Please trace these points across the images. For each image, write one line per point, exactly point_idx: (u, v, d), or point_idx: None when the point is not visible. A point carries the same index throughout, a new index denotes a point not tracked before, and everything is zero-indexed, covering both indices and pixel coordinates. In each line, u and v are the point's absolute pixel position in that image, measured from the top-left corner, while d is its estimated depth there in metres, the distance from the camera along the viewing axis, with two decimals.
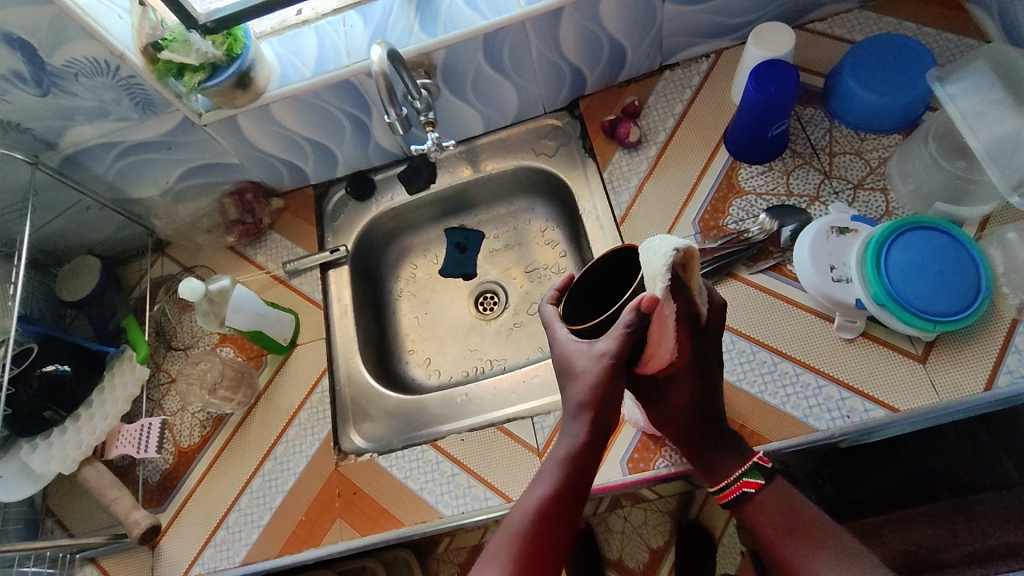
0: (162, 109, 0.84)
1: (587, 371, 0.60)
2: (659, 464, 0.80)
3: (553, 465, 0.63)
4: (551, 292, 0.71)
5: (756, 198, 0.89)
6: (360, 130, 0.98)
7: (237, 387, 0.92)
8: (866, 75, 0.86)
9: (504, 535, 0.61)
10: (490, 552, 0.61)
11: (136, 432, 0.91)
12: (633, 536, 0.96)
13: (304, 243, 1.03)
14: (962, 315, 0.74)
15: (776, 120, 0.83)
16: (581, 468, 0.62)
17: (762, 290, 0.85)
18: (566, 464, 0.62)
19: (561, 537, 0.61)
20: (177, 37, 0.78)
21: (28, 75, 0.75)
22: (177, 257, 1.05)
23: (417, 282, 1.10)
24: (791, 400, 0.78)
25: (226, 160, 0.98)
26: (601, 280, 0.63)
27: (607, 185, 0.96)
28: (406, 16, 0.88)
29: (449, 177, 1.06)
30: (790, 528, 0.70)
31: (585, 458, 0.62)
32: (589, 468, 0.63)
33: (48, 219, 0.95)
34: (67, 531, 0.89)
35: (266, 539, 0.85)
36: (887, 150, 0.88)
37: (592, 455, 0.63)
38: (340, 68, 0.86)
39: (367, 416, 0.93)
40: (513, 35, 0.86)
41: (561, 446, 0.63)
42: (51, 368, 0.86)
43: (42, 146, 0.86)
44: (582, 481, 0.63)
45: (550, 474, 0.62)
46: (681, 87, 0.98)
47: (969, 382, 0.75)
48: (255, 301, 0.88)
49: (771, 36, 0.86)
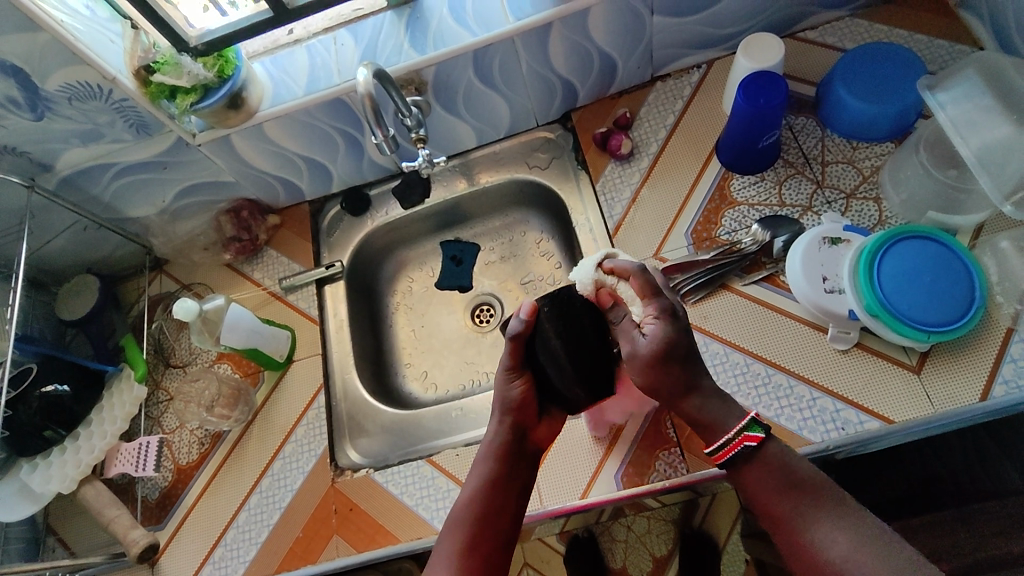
0: (156, 130, 0.85)
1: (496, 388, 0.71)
2: (654, 478, 0.82)
3: (482, 462, 0.69)
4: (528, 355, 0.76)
5: (749, 209, 0.89)
6: (353, 146, 0.98)
7: (234, 405, 0.93)
8: (858, 84, 0.86)
9: (450, 526, 0.64)
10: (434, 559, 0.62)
11: (134, 451, 0.91)
12: (637, 546, 0.91)
13: (300, 259, 1.04)
14: (955, 325, 0.74)
15: (766, 131, 0.83)
16: (508, 458, 0.69)
17: (756, 302, 0.84)
18: (492, 460, 0.68)
19: (501, 513, 0.65)
20: (169, 59, 0.79)
21: (22, 100, 0.76)
22: (176, 274, 1.06)
23: (414, 295, 1.10)
24: (786, 412, 0.78)
25: (221, 178, 0.98)
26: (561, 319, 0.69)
27: (600, 198, 0.96)
28: (396, 33, 0.89)
29: (443, 191, 1.07)
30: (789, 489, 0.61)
31: (509, 450, 0.69)
32: (513, 461, 0.69)
33: (46, 240, 0.95)
34: (67, 549, 0.89)
35: (264, 556, 0.85)
36: (880, 158, 0.87)
37: (513, 455, 0.69)
38: (330, 87, 0.87)
39: (363, 432, 0.94)
40: (502, 51, 0.86)
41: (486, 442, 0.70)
42: (50, 388, 0.87)
43: (39, 168, 0.86)
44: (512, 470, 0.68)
45: (485, 459, 0.69)
46: (674, 98, 0.98)
47: (964, 394, 0.74)
48: (250, 318, 0.89)
49: (760, 46, 0.86)
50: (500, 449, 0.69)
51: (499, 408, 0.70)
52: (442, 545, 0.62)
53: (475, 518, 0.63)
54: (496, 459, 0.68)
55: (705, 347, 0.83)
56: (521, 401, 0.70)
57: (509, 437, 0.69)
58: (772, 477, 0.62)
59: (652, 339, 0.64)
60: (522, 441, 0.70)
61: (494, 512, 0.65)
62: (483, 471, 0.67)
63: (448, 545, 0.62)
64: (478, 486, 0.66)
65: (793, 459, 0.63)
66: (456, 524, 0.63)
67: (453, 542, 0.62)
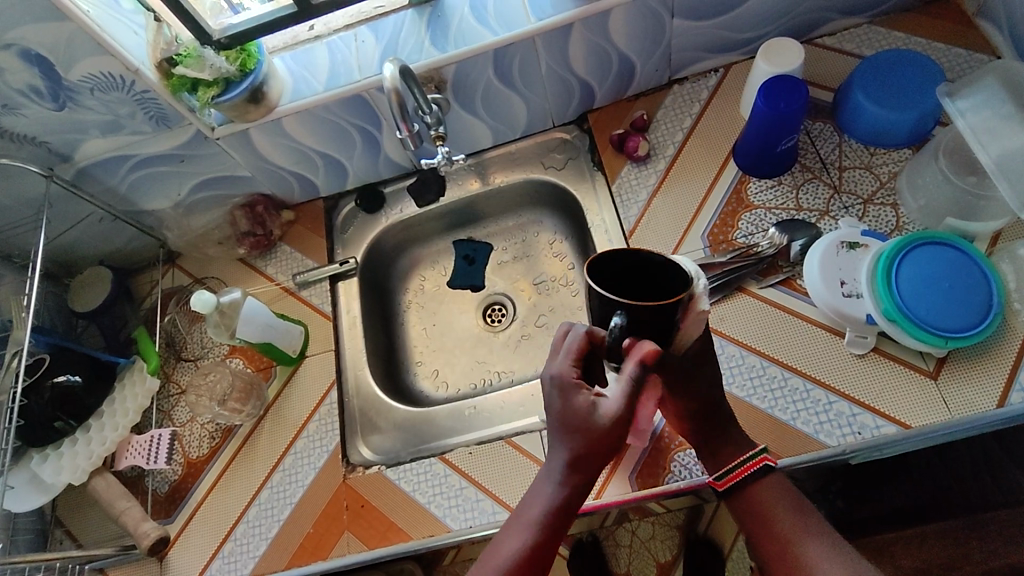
0: (176, 123, 0.85)
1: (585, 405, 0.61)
2: (670, 479, 0.81)
3: (533, 516, 0.63)
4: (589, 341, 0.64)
5: (765, 212, 0.89)
6: (371, 143, 0.98)
7: (246, 399, 0.93)
8: (877, 91, 0.86)
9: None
10: None
11: (145, 443, 0.91)
12: (640, 551, 0.92)
13: (313, 255, 1.04)
14: (974, 331, 0.74)
15: (786, 134, 0.83)
16: (561, 519, 0.63)
17: (773, 305, 0.84)
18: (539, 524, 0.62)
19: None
20: (191, 53, 0.80)
21: (45, 90, 0.76)
22: (188, 268, 1.06)
23: (426, 293, 1.11)
24: (802, 416, 0.78)
25: (237, 172, 0.98)
26: (642, 269, 0.63)
27: (616, 199, 0.96)
28: (417, 31, 0.89)
29: (457, 190, 1.07)
30: (795, 508, 0.68)
31: (565, 510, 0.63)
32: (559, 528, 0.63)
33: (62, 230, 0.96)
34: (75, 541, 0.89)
35: (274, 551, 0.85)
36: (897, 165, 0.88)
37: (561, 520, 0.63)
38: (351, 83, 0.87)
39: (375, 428, 0.93)
40: (523, 51, 0.87)
41: (543, 494, 0.63)
42: (62, 379, 0.87)
43: (57, 159, 0.86)
44: (560, 531, 0.63)
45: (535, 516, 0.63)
46: (691, 100, 0.98)
47: (981, 399, 0.74)
48: (265, 313, 0.88)
49: (780, 51, 0.87)
50: (554, 510, 0.62)
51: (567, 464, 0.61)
52: None
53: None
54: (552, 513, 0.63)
55: (721, 349, 0.83)
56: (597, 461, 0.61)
57: (569, 495, 0.62)
58: (782, 505, 0.69)
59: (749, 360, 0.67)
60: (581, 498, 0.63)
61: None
62: (530, 527, 0.62)
63: None
64: (521, 546, 0.62)
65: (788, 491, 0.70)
66: None
67: None
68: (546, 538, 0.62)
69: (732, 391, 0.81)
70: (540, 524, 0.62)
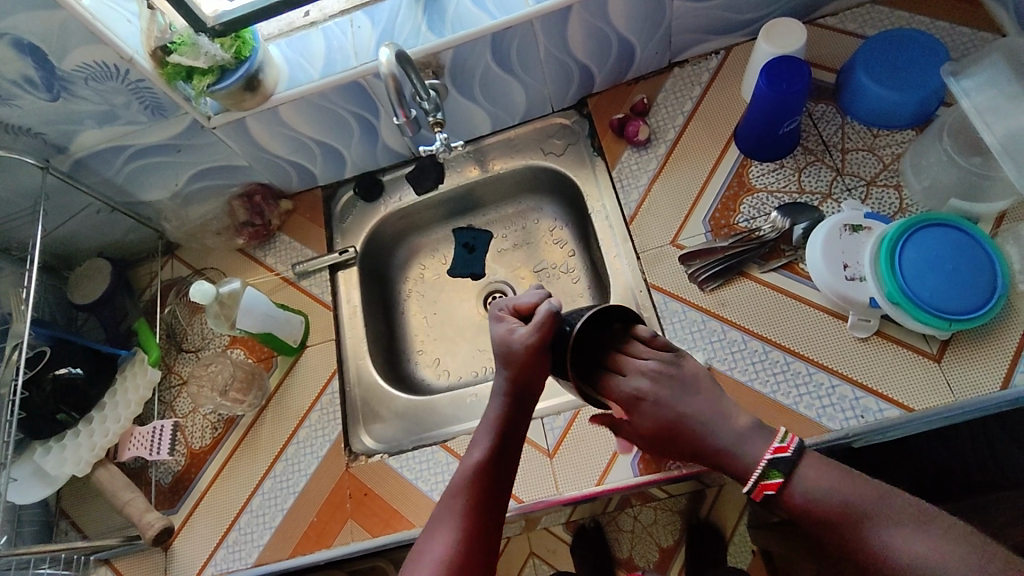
0: (171, 113, 0.84)
1: (517, 352, 0.69)
2: (670, 465, 0.80)
3: (487, 430, 0.70)
4: (548, 309, 0.70)
5: (768, 196, 0.88)
6: (368, 131, 0.98)
7: (247, 389, 0.93)
8: (880, 71, 0.85)
9: (452, 491, 0.65)
10: (435, 524, 0.63)
11: (148, 434, 0.92)
12: (643, 536, 0.93)
13: (312, 245, 1.04)
14: (978, 312, 0.73)
15: (787, 117, 0.82)
16: (510, 429, 0.70)
17: (774, 289, 0.84)
18: (494, 432, 0.69)
19: (499, 487, 0.66)
20: (186, 40, 0.78)
21: (38, 80, 0.75)
22: (187, 259, 1.05)
23: (426, 282, 1.10)
24: (804, 400, 0.78)
25: (234, 162, 0.98)
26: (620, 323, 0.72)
27: (616, 184, 0.95)
28: (413, 16, 0.88)
29: (456, 177, 1.06)
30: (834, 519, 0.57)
31: (511, 421, 0.70)
32: (514, 433, 0.70)
33: (60, 222, 0.95)
34: (80, 532, 0.90)
35: (278, 540, 0.85)
36: (900, 146, 0.87)
37: (509, 428, 0.70)
38: (347, 70, 0.86)
39: (377, 417, 0.93)
40: (521, 34, 0.85)
41: (492, 411, 0.71)
42: (64, 371, 0.87)
43: (53, 150, 0.86)
44: (511, 443, 0.69)
45: (488, 429, 0.70)
46: (691, 83, 0.97)
47: (985, 381, 0.74)
48: (264, 303, 0.88)
49: (782, 32, 0.86)
50: (508, 415, 0.70)
51: (506, 377, 0.70)
52: (440, 519, 0.63)
53: (476, 485, 0.65)
54: (500, 426, 0.70)
55: (723, 334, 0.83)
56: (534, 370, 0.69)
57: (513, 405, 0.70)
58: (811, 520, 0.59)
59: (647, 417, 0.67)
60: (528, 409, 0.72)
61: (491, 486, 0.66)
62: (488, 438, 0.69)
63: (451, 514, 0.63)
64: (483, 454, 0.67)
65: (829, 484, 0.59)
66: (457, 492, 0.65)
67: (455, 515, 0.63)
68: (502, 443, 0.69)
69: (734, 376, 0.80)
70: (492, 436, 0.69)
